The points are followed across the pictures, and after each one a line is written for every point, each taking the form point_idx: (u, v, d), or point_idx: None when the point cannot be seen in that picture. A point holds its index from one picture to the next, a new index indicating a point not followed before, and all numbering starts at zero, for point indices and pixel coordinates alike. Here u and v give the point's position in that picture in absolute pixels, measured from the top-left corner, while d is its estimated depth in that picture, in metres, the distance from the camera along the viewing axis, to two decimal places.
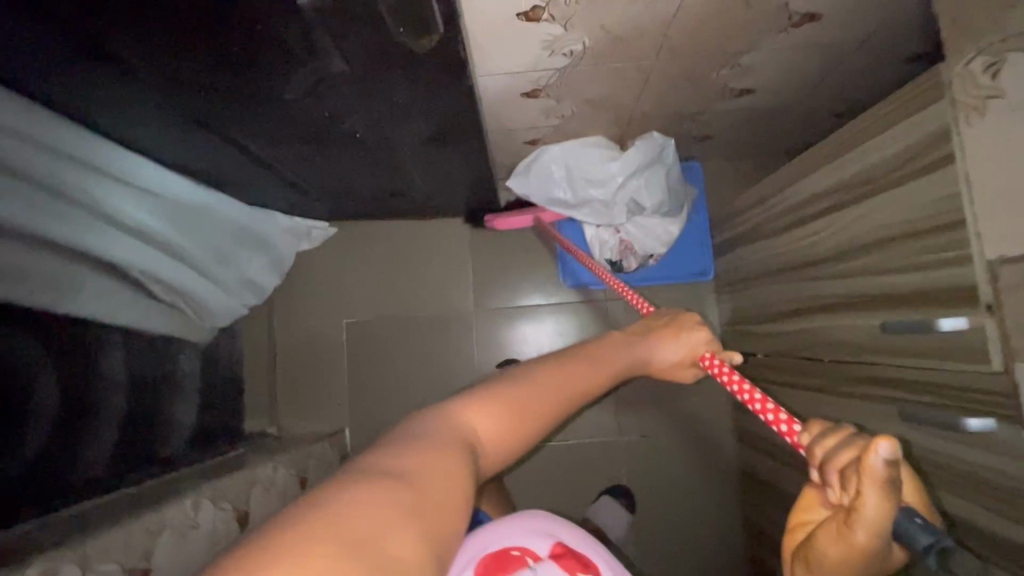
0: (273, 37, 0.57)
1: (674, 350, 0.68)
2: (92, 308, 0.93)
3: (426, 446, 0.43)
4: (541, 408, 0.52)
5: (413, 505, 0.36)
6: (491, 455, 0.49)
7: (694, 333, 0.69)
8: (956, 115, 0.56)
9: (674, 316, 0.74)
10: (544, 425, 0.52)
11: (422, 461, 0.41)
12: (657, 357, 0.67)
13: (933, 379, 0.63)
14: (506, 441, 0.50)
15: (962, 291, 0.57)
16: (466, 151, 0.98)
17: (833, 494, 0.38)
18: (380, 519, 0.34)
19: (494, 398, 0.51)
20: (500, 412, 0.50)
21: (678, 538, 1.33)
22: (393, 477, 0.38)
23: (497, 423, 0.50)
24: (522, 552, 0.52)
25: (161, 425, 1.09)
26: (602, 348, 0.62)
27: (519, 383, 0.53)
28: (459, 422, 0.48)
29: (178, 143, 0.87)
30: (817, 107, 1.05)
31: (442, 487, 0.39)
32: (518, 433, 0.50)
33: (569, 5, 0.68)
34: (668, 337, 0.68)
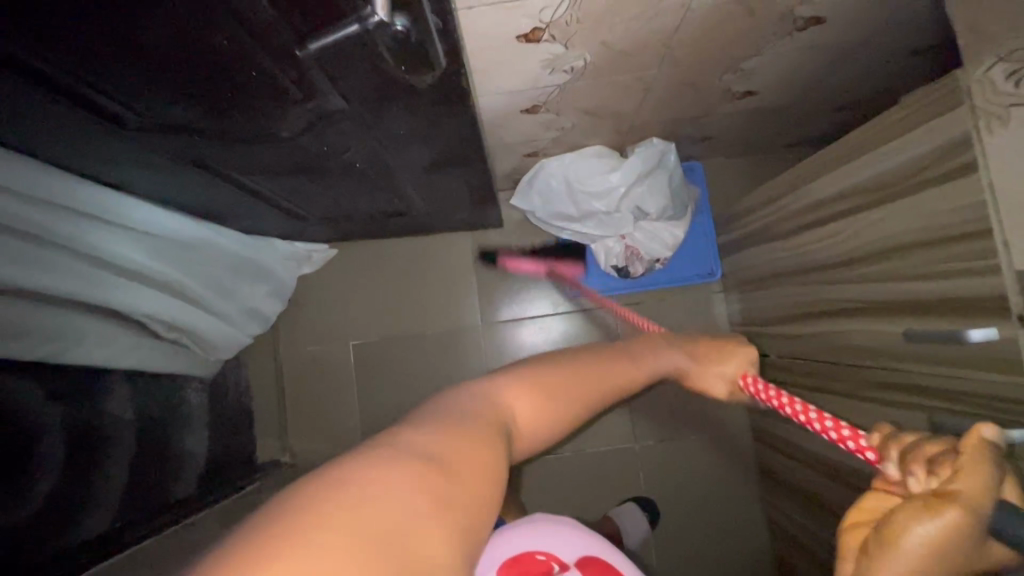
0: (269, 80, 0.55)
1: (716, 371, 0.74)
2: (93, 354, 0.90)
3: (466, 421, 0.48)
4: (573, 394, 0.58)
5: (439, 492, 0.39)
6: (526, 435, 0.54)
7: (736, 358, 0.75)
8: (977, 122, 0.54)
9: (711, 339, 0.79)
10: (571, 412, 0.58)
11: (456, 441, 0.44)
12: (688, 368, 0.73)
13: (963, 388, 0.62)
14: (540, 423, 0.55)
15: (991, 301, 0.56)
16: (469, 171, 0.96)
17: (914, 482, 0.44)
18: (405, 510, 0.36)
19: (536, 381, 0.57)
20: (539, 395, 0.56)
21: (698, 539, 1.33)
22: (427, 457, 0.41)
23: (534, 404, 0.56)
24: (547, 558, 0.56)
25: (174, 466, 1.07)
26: (642, 355, 0.69)
27: (556, 370, 0.59)
28: (499, 398, 0.54)
29: (172, 183, 0.84)
30: (820, 103, 1.03)
31: (472, 466, 0.43)
32: (549, 417, 0.56)
33: (570, 25, 0.66)
34: (701, 360, 0.74)
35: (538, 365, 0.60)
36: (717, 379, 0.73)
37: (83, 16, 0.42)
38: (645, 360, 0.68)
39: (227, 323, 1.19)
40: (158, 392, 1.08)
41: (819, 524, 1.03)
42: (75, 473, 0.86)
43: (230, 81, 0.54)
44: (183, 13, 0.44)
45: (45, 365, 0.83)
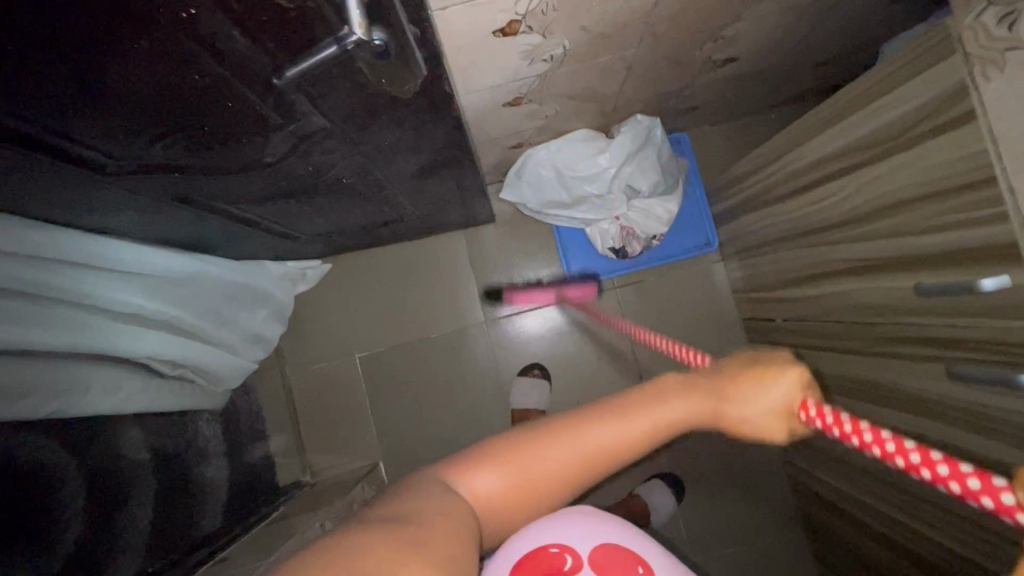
0: (248, 108, 0.53)
1: (750, 409, 0.46)
2: (103, 405, 0.89)
3: (428, 498, 0.43)
4: (547, 474, 0.46)
5: (412, 541, 0.39)
6: (499, 517, 0.47)
7: (774, 375, 0.46)
8: (970, 70, 0.54)
9: (754, 356, 0.50)
10: (549, 491, 0.47)
11: (427, 504, 0.43)
12: (728, 413, 0.47)
13: (979, 335, 0.62)
14: (514, 507, 0.46)
15: (999, 246, 0.56)
16: (458, 173, 0.94)
17: None
18: (382, 555, 0.37)
19: (499, 458, 0.47)
20: (509, 478, 0.46)
21: (725, 506, 1.35)
22: (396, 522, 0.40)
23: (501, 490, 0.46)
24: (561, 551, 0.48)
25: (201, 500, 1.07)
26: (640, 398, 0.48)
27: (527, 445, 0.47)
28: (461, 482, 0.46)
29: (157, 222, 0.82)
30: (802, 62, 1.02)
31: (440, 525, 0.41)
32: (523, 500, 0.47)
33: (546, 14, 0.64)
34: (756, 396, 0.46)
35: (513, 433, 0.48)
36: (766, 418, 0.46)
37: (54, 71, 0.40)
38: (648, 408, 0.48)
39: (232, 353, 1.17)
40: (171, 429, 1.06)
41: (844, 479, 1.05)
42: (101, 520, 0.85)
43: (209, 114, 0.52)
44: (157, 55, 0.42)
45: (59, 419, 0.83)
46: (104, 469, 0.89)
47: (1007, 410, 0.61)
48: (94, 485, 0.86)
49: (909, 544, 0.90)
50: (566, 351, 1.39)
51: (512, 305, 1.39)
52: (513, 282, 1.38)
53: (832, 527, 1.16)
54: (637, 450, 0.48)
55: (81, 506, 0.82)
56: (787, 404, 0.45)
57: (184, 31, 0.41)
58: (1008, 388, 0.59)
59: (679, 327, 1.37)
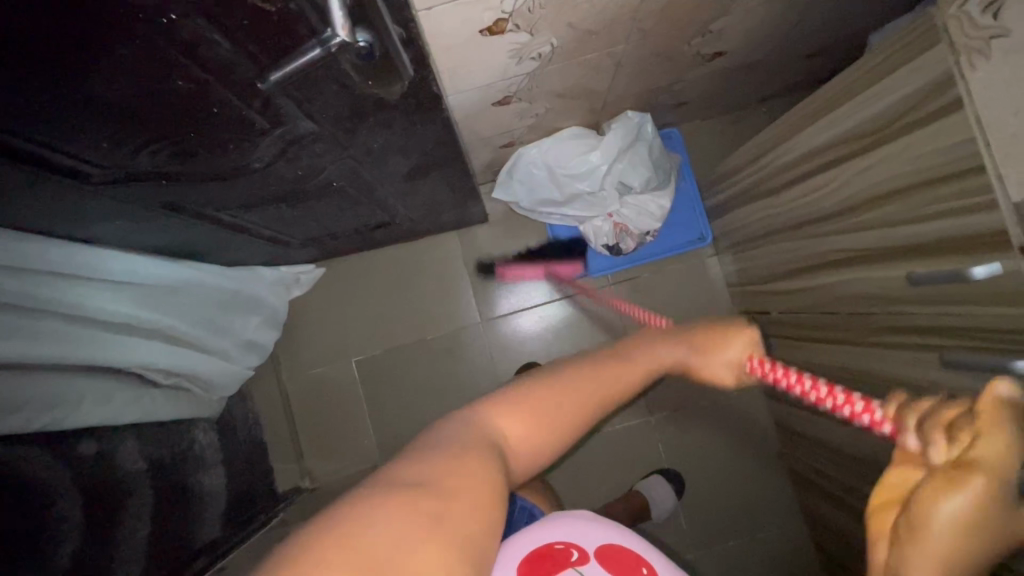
0: (232, 113, 0.53)
1: (716, 356, 0.54)
2: (95, 417, 0.87)
3: (454, 452, 0.43)
4: (563, 413, 0.48)
5: (433, 516, 0.38)
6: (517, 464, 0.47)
7: (731, 331, 0.56)
8: (958, 59, 0.54)
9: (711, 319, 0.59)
10: (566, 435, 0.49)
11: (455, 464, 0.42)
12: (698, 360, 0.54)
13: (973, 324, 0.62)
14: (531, 450, 0.47)
15: (989, 235, 0.56)
16: (448, 174, 0.94)
17: (935, 452, 0.36)
18: (403, 533, 0.36)
19: (519, 399, 0.48)
20: (530, 417, 0.48)
21: (725, 500, 1.35)
22: (419, 488, 0.40)
23: (523, 429, 0.47)
24: (567, 547, 0.49)
25: (200, 509, 1.06)
26: (632, 347, 0.54)
27: (545, 385, 0.49)
28: (483, 425, 0.46)
29: (147, 230, 0.81)
30: (790, 55, 1.02)
31: (466, 489, 0.41)
32: (541, 442, 0.48)
33: (533, 12, 0.63)
34: (721, 345, 0.55)
35: (526, 379, 0.50)
36: (726, 367, 0.54)
37: (30, 80, 0.39)
38: (641, 354, 0.53)
39: (225, 360, 1.16)
40: (167, 438, 1.05)
41: (841, 470, 1.05)
42: (102, 530, 0.83)
43: (192, 118, 0.51)
44: (134, 61, 0.41)
45: (52, 433, 0.81)
46: (104, 480, 0.87)
47: None
48: (93, 494, 0.84)
49: None
50: (562, 350, 1.39)
51: (501, 282, 1.40)
52: (507, 258, 1.38)
53: (831, 518, 1.17)
54: (635, 391, 0.53)
55: (82, 515, 0.81)
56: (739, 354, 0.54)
57: (164, 37, 0.40)
58: (1001, 375, 0.59)
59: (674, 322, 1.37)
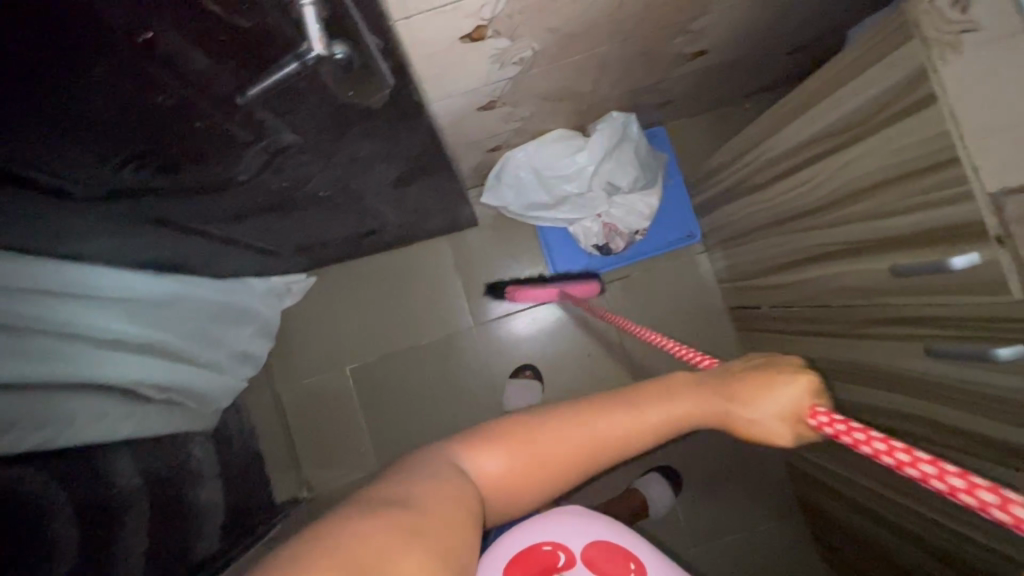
0: (213, 127, 0.53)
1: (759, 411, 0.49)
2: (90, 435, 0.86)
3: (431, 476, 0.45)
4: (550, 460, 0.48)
5: (413, 527, 0.41)
6: (495, 500, 0.48)
7: (789, 378, 0.50)
8: (930, 55, 0.54)
9: (767, 360, 0.54)
10: (553, 481, 0.49)
11: (437, 484, 0.45)
12: (735, 412, 0.50)
13: (953, 314, 0.63)
14: (511, 491, 0.48)
15: (967, 226, 0.56)
16: (436, 179, 0.94)
17: None
18: (386, 544, 0.39)
19: (501, 440, 0.49)
20: (512, 459, 0.48)
21: (723, 494, 1.36)
22: (401, 505, 0.42)
23: (500, 471, 0.48)
24: (554, 549, 0.50)
25: (198, 523, 1.05)
26: (645, 393, 0.51)
27: (532, 430, 0.49)
28: (464, 461, 0.48)
29: (135, 246, 0.81)
30: (772, 52, 1.03)
31: (443, 507, 0.43)
32: (523, 484, 0.48)
33: (512, 18, 0.64)
34: (776, 397, 0.49)
35: (515, 417, 0.50)
36: (776, 421, 0.49)
37: (9, 105, 0.39)
38: (655, 403, 0.50)
39: (218, 372, 1.15)
40: (163, 452, 1.04)
41: (837, 462, 1.06)
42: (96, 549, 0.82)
43: (175, 134, 0.52)
44: (115, 80, 0.41)
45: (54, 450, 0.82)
46: (100, 497, 0.86)
47: (987, 385, 0.62)
48: (87, 512, 0.83)
49: (901, 521, 0.90)
50: (556, 351, 1.39)
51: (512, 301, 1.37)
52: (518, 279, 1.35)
53: (829, 509, 1.18)
54: (641, 442, 0.50)
55: (75, 535, 0.80)
56: (793, 409, 0.49)
57: (142, 55, 0.40)
58: (986, 363, 0.60)
59: (666, 319, 1.38)
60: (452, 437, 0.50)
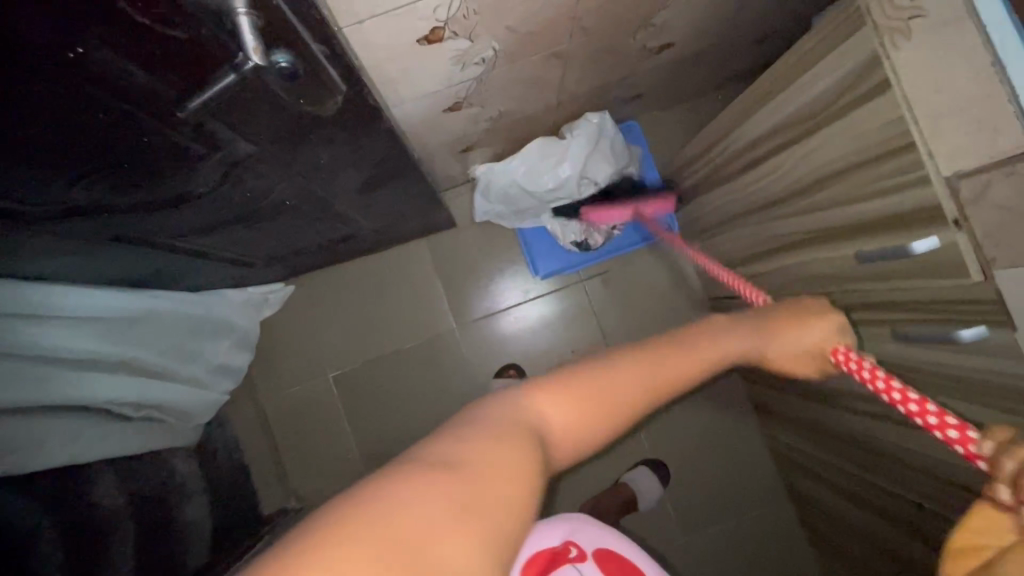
0: (164, 141, 0.52)
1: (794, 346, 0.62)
2: (63, 456, 0.83)
3: (498, 429, 0.41)
4: (615, 396, 0.46)
5: (463, 501, 0.35)
6: (566, 449, 0.44)
7: (821, 322, 0.64)
8: (883, 41, 0.54)
9: (803, 303, 0.68)
10: (618, 419, 0.46)
11: (493, 446, 0.39)
12: (779, 348, 0.60)
13: (917, 298, 0.64)
14: (583, 438, 0.45)
15: (927, 212, 0.57)
16: (405, 183, 0.93)
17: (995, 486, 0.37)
18: (430, 517, 0.34)
19: (575, 385, 0.46)
20: (574, 401, 0.45)
21: (710, 484, 1.37)
22: (448, 470, 0.37)
23: (576, 406, 0.45)
24: (565, 545, 0.64)
25: (181, 539, 1.02)
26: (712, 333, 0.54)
27: (591, 369, 0.47)
28: (527, 409, 0.44)
29: (99, 263, 0.79)
30: (738, 43, 1.04)
31: (496, 479, 0.38)
32: (595, 432, 0.45)
33: (468, 19, 0.63)
34: (812, 338, 0.63)
35: (565, 366, 0.48)
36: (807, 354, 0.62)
37: None
38: (705, 339, 0.52)
39: (197, 387, 1.14)
40: (143, 470, 1.01)
41: (819, 446, 1.07)
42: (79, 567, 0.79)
43: (125, 147, 0.50)
44: (54, 97, 0.40)
45: (26, 476, 0.78)
46: (80, 521, 0.83)
47: (951, 365, 0.63)
48: (69, 530, 0.81)
49: (885, 503, 0.91)
50: (541, 348, 1.39)
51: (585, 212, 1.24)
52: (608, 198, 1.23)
53: (814, 492, 1.20)
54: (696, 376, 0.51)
55: (59, 552, 0.77)
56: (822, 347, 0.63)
57: (73, 70, 0.39)
58: (950, 345, 0.61)
59: (646, 312, 1.40)
60: (500, 393, 0.46)
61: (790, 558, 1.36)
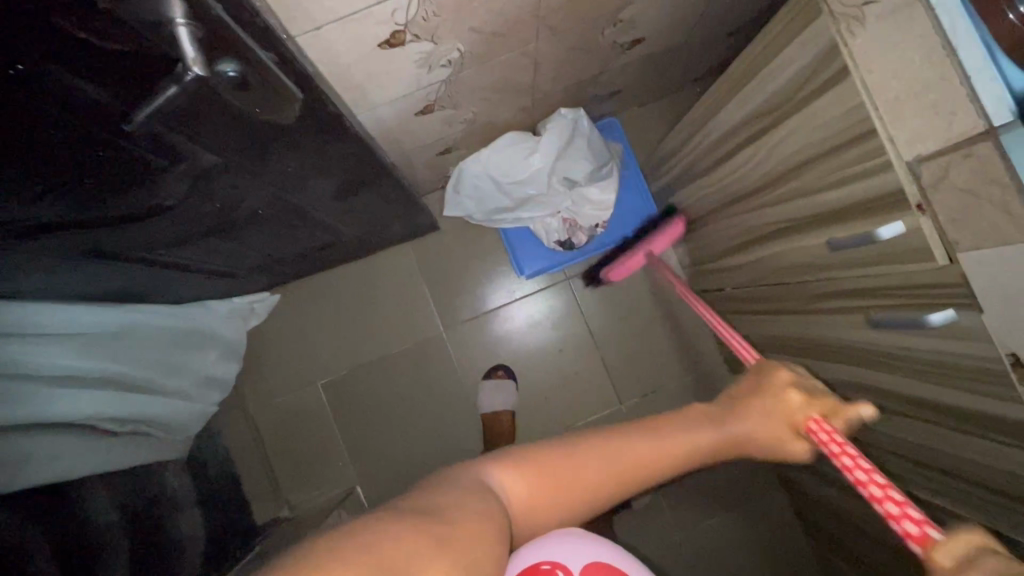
0: (121, 154, 0.52)
1: (761, 431, 0.54)
2: (47, 473, 0.82)
3: (471, 487, 0.45)
4: (577, 484, 0.48)
5: (446, 540, 0.39)
6: (525, 522, 0.47)
7: (793, 390, 0.56)
8: (839, 27, 0.54)
9: (766, 371, 0.59)
10: (575, 505, 0.49)
11: (475, 499, 0.43)
12: (743, 430, 0.54)
13: (887, 284, 0.64)
14: (541, 515, 0.47)
15: (891, 197, 0.56)
16: (381, 189, 0.93)
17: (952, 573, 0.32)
18: (415, 552, 0.37)
19: (541, 466, 0.48)
20: (538, 481, 0.48)
21: (704, 478, 1.36)
22: (434, 516, 0.40)
23: (535, 489, 0.47)
24: (552, 567, 0.55)
25: (176, 551, 1.00)
26: (676, 423, 0.53)
27: (560, 454, 0.49)
28: (497, 481, 0.47)
29: (77, 280, 0.80)
30: (712, 36, 1.04)
31: (476, 525, 0.41)
32: (554, 510, 0.48)
33: (429, 21, 0.63)
34: (778, 410, 0.55)
35: (546, 442, 0.50)
36: (776, 438, 0.54)
37: None
38: (678, 434, 0.52)
39: (184, 399, 1.13)
40: (134, 484, 1.00)
41: None
42: None
43: (86, 165, 0.51)
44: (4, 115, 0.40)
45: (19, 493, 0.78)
46: (75, 535, 0.83)
47: (924, 350, 0.63)
48: (61, 544, 0.80)
49: None
50: (530, 350, 1.39)
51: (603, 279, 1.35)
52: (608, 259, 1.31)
53: (806, 483, 1.19)
54: (668, 470, 0.51)
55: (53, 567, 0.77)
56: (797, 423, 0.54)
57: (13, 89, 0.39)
58: (919, 330, 0.61)
59: (632, 309, 1.40)
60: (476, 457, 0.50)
61: (786, 549, 1.36)
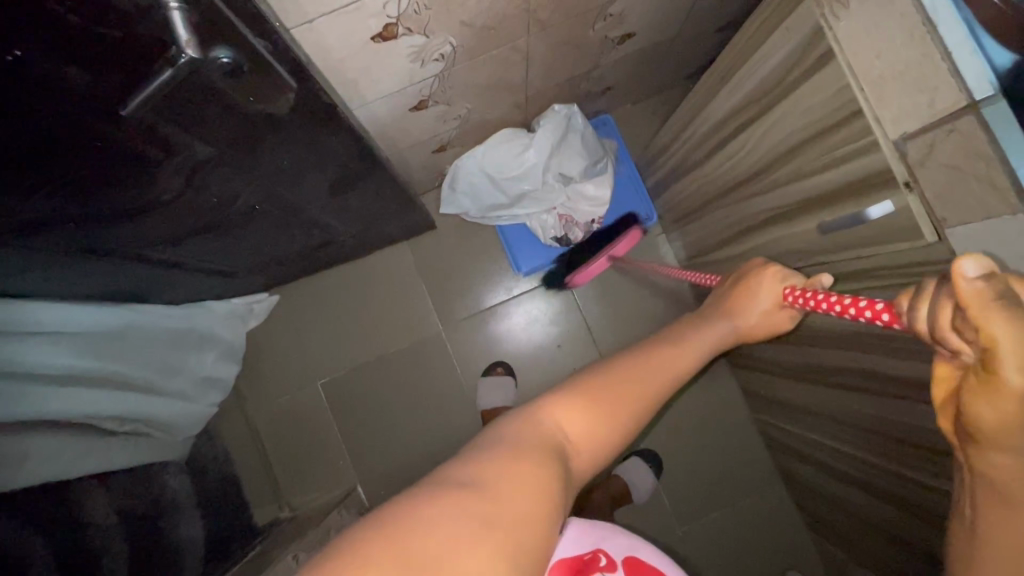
0: (117, 146, 0.53)
1: (750, 316, 0.62)
2: (42, 474, 0.82)
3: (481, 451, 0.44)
4: (633, 390, 0.49)
5: (484, 519, 0.37)
6: (585, 455, 0.47)
7: (765, 276, 0.63)
8: (823, 11, 0.56)
9: (741, 273, 0.67)
10: (633, 418, 0.49)
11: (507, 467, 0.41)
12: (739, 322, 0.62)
13: (880, 266, 0.64)
14: (603, 440, 0.47)
15: (879, 177, 0.57)
16: (376, 185, 0.94)
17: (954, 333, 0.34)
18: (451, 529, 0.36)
19: (586, 394, 0.48)
20: (587, 409, 0.47)
21: (705, 473, 1.36)
22: (465, 488, 0.39)
23: (588, 420, 0.47)
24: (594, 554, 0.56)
25: (176, 550, 1.00)
26: (681, 330, 0.59)
27: (602, 375, 0.50)
28: (551, 421, 0.46)
29: (76, 279, 0.80)
30: (702, 30, 1.05)
31: (518, 495, 0.40)
32: (608, 426, 0.47)
33: (420, 14, 0.64)
34: (759, 292, 0.63)
35: (588, 371, 0.52)
36: (762, 316, 0.63)
37: None
38: (692, 335, 0.58)
39: (183, 400, 1.14)
40: (132, 485, 1.01)
41: (808, 427, 1.07)
42: None
43: (83, 156, 0.52)
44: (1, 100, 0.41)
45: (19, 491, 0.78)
46: (75, 536, 0.83)
47: None
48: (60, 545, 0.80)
49: (873, 479, 0.91)
50: (531, 347, 1.39)
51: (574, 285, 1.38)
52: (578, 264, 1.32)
53: (808, 475, 1.19)
54: (696, 365, 0.56)
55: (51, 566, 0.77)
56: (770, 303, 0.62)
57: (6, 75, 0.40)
58: None
59: (630, 304, 1.40)
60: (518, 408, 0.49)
61: (789, 543, 1.35)
